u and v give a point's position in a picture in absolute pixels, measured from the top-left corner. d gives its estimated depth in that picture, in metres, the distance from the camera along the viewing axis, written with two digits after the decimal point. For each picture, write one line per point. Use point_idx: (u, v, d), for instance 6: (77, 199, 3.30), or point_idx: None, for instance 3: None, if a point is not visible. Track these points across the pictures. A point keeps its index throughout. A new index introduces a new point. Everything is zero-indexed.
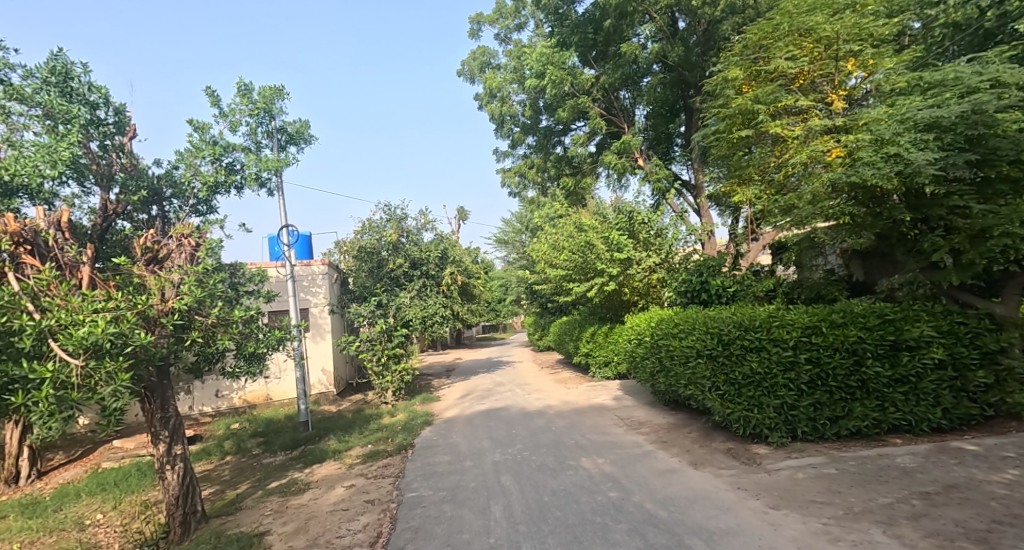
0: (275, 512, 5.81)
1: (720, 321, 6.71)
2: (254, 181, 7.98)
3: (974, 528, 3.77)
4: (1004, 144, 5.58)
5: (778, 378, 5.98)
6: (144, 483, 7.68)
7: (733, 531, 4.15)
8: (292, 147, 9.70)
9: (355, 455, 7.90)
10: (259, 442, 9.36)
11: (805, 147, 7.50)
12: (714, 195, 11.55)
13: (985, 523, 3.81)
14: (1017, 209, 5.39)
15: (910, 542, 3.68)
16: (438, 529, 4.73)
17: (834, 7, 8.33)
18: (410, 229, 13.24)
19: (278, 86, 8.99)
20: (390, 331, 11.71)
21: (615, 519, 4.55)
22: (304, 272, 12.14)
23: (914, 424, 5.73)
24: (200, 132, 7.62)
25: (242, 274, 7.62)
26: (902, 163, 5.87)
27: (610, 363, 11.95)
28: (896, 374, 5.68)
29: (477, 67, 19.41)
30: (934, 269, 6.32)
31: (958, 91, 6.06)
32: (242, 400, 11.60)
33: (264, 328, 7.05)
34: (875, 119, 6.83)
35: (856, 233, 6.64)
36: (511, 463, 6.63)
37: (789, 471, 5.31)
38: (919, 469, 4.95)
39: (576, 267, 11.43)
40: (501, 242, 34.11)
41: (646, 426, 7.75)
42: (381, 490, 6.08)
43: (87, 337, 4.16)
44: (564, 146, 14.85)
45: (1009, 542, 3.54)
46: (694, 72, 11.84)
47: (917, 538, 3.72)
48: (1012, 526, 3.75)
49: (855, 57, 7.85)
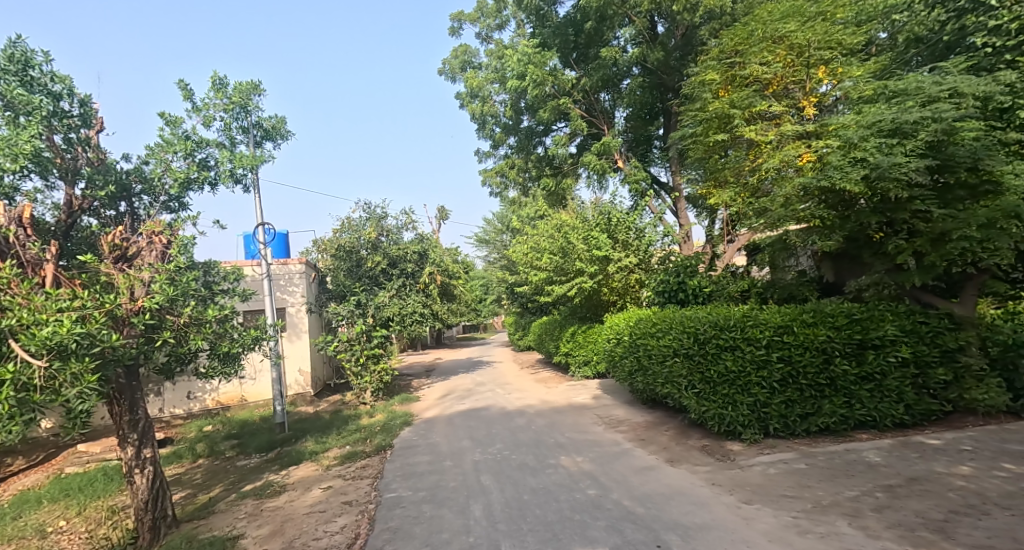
0: (249, 515, 5.72)
1: (696, 320, 6.88)
2: (229, 178, 7.81)
3: (933, 518, 3.95)
4: (960, 152, 5.88)
5: (751, 376, 6.15)
6: (110, 488, 7.44)
7: (706, 525, 4.27)
8: (269, 143, 9.54)
9: (332, 456, 7.81)
10: (233, 443, 9.15)
11: (778, 151, 7.80)
12: (692, 196, 11.94)
13: (943, 514, 4.00)
14: (974, 213, 5.68)
15: (874, 533, 3.84)
16: (417, 529, 4.73)
17: (804, 16, 8.65)
18: (390, 229, 13.18)
19: (255, 81, 8.83)
20: (369, 332, 11.60)
21: (593, 517, 4.62)
22: (281, 271, 11.93)
23: (878, 419, 5.96)
24: (171, 126, 7.41)
25: (217, 272, 7.42)
26: (869, 167, 6.12)
27: (589, 363, 12.06)
28: (863, 372, 5.91)
29: (458, 66, 19.30)
30: (898, 271, 6.63)
31: (920, 100, 6.29)
32: (214, 402, 11.32)
33: (238, 327, 6.92)
34: (844, 125, 7.09)
35: (825, 235, 6.94)
36: (491, 462, 6.65)
37: (762, 467, 5.47)
38: (884, 463, 5.15)
39: (557, 267, 11.57)
40: (482, 241, 34.08)
41: (624, 425, 7.84)
42: (360, 492, 6.03)
43: (51, 337, 4.01)
44: (545, 146, 14.87)
45: (964, 531, 3.72)
46: (673, 76, 12.05)
47: (880, 529, 3.88)
48: (968, 516, 3.94)
49: (825, 65, 8.23)
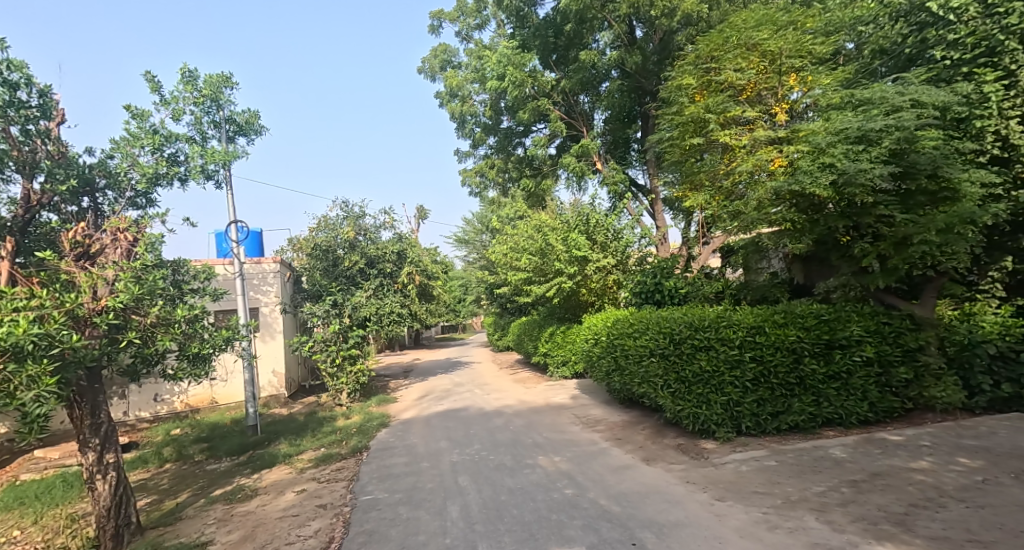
0: (218, 521, 5.57)
1: (672, 321, 6.99)
2: (200, 174, 7.59)
3: (894, 512, 4.11)
4: (921, 159, 6.11)
5: (724, 375, 6.28)
6: (69, 495, 7.13)
7: (681, 522, 4.34)
8: (241, 139, 9.32)
9: (306, 459, 7.66)
10: (203, 447, 8.89)
11: (751, 156, 7.98)
12: (669, 199, 12.14)
13: (903, 507, 4.17)
14: (933, 219, 5.93)
15: (839, 526, 3.97)
16: (393, 532, 4.68)
17: (777, 24, 8.89)
18: (367, 228, 13.06)
19: (226, 73, 8.61)
20: (345, 332, 11.41)
21: (570, 516, 4.65)
22: (254, 269, 11.65)
23: (844, 417, 6.16)
24: (138, 119, 7.16)
25: (186, 271, 7.24)
26: (837, 173, 6.32)
27: (568, 363, 12.14)
28: (830, 370, 6.11)
29: (438, 65, 19.18)
30: (864, 274, 6.89)
31: (885, 109, 6.51)
32: (183, 405, 10.98)
33: (209, 328, 6.73)
34: (813, 132, 7.30)
35: (796, 238, 7.14)
36: (468, 463, 6.63)
37: (735, 464, 5.59)
38: (849, 459, 5.34)
39: (536, 268, 11.63)
40: (461, 242, 34.01)
41: (602, 424, 7.92)
42: (334, 495, 5.94)
43: (6, 338, 3.84)
44: (525, 147, 14.90)
45: (923, 523, 3.88)
46: (651, 80, 12.20)
47: (845, 523, 4.02)
48: (927, 508, 4.11)
49: (796, 73, 8.46)
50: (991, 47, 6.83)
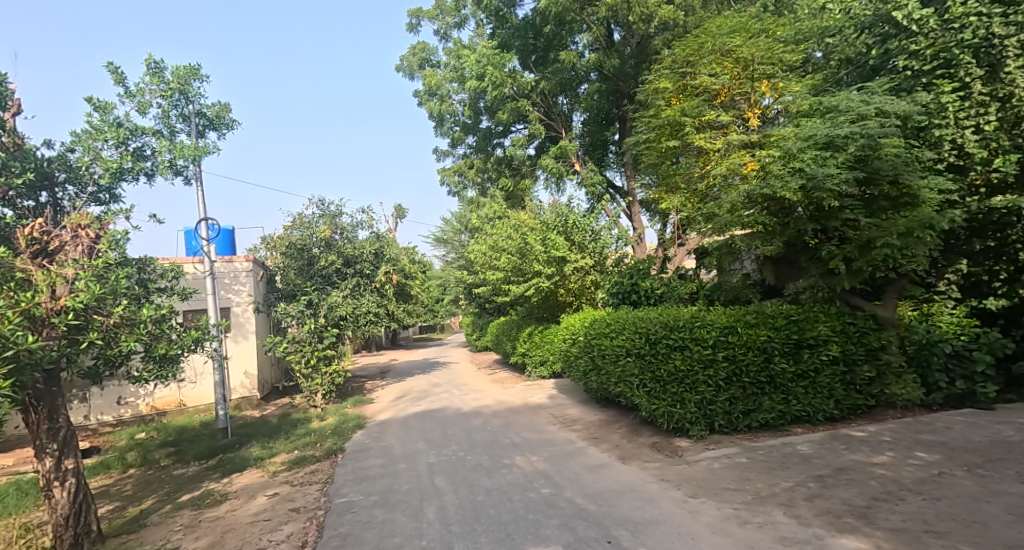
0: (185, 527, 5.40)
1: (648, 321, 7.06)
2: (168, 169, 7.34)
3: (857, 505, 4.26)
4: (884, 166, 6.35)
5: (698, 374, 6.38)
6: (25, 504, 6.80)
7: (655, 520, 4.41)
8: (212, 133, 9.07)
9: (279, 462, 7.49)
10: (169, 451, 8.60)
11: (725, 159, 8.17)
12: (646, 200, 12.32)
13: (866, 500, 4.33)
14: (896, 223, 6.18)
15: (806, 520, 4.10)
16: (369, 534, 4.62)
17: (749, 32, 9.12)
18: (344, 226, 12.90)
19: (195, 65, 8.34)
20: (320, 332, 11.20)
21: (546, 516, 4.67)
22: (226, 268, 11.34)
23: (812, 414, 6.36)
24: (101, 111, 6.88)
25: (152, 269, 6.95)
26: (806, 177, 6.51)
27: (546, 363, 12.20)
28: (799, 369, 6.30)
29: (416, 63, 19.01)
30: (831, 276, 7.13)
31: (851, 116, 6.72)
32: (149, 407, 10.61)
33: (177, 328, 6.51)
34: (784, 137, 7.51)
35: (767, 240, 7.31)
36: (445, 463, 6.60)
37: (708, 462, 5.71)
38: (815, 454, 5.51)
39: (515, 268, 11.67)
40: (440, 241, 33.86)
41: (578, 423, 7.99)
42: (308, 498, 5.82)
43: None
44: (504, 148, 14.92)
45: (883, 515, 4.04)
46: (628, 82, 12.33)
47: (811, 517, 4.15)
48: (887, 502, 4.28)
49: (768, 79, 8.69)
50: (948, 59, 7.16)
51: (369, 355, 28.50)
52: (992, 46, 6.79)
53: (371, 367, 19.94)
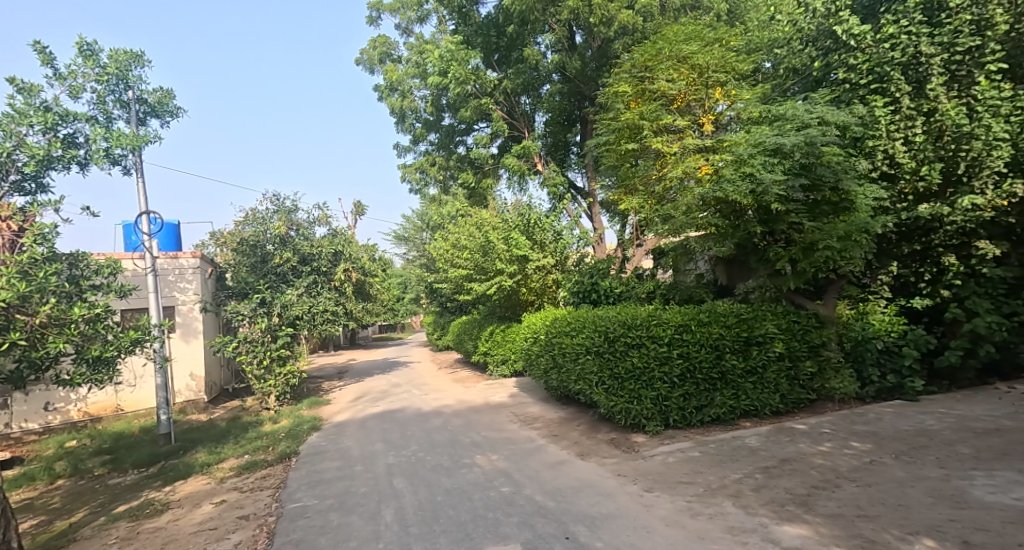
0: (121, 540, 5.06)
1: (606, 320, 7.17)
2: (103, 158, 6.86)
3: (799, 493, 4.49)
4: (826, 173, 6.70)
5: (654, 371, 6.53)
6: None
7: (611, 514, 4.50)
8: (154, 121, 8.54)
9: (227, 468, 7.14)
10: (104, 460, 8.04)
11: (681, 162, 8.43)
12: (606, 201, 12.53)
13: (807, 489, 4.56)
14: (836, 227, 6.56)
15: (753, 510, 4.28)
16: (323, 539, 4.47)
17: (704, 40, 9.42)
18: (300, 223, 12.46)
19: (134, 49, 7.83)
20: (274, 331, 10.76)
21: (506, 514, 4.67)
22: (170, 265, 10.71)
23: (760, 408, 6.65)
24: (25, 94, 6.36)
25: (86, 265, 6.48)
26: (755, 182, 6.78)
27: (507, 362, 12.19)
28: (748, 365, 6.58)
29: (377, 57, 18.58)
30: (778, 276, 7.47)
31: (796, 125, 7.04)
32: (81, 413, 9.89)
33: (113, 328, 6.09)
34: (735, 142, 7.81)
35: (720, 241, 7.57)
36: (404, 464, 6.49)
37: (663, 456, 5.88)
38: (762, 447, 5.76)
39: (477, 266, 11.61)
40: (399, 239, 33.30)
41: (538, 422, 8.04)
42: (258, 504, 5.58)
43: None
44: (466, 146, 14.87)
45: (822, 503, 4.27)
46: (589, 85, 12.50)
47: (758, 506, 4.34)
48: (826, 489, 4.53)
49: (721, 86, 9.06)
50: (881, 74, 7.65)
51: (330, 355, 27.74)
52: (919, 64, 7.33)
53: (330, 367, 19.36)
